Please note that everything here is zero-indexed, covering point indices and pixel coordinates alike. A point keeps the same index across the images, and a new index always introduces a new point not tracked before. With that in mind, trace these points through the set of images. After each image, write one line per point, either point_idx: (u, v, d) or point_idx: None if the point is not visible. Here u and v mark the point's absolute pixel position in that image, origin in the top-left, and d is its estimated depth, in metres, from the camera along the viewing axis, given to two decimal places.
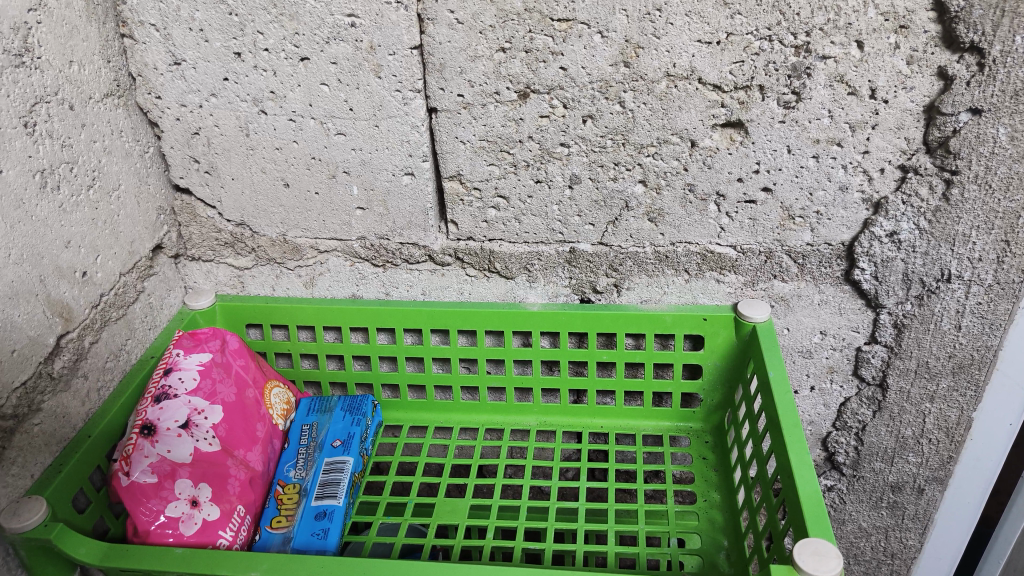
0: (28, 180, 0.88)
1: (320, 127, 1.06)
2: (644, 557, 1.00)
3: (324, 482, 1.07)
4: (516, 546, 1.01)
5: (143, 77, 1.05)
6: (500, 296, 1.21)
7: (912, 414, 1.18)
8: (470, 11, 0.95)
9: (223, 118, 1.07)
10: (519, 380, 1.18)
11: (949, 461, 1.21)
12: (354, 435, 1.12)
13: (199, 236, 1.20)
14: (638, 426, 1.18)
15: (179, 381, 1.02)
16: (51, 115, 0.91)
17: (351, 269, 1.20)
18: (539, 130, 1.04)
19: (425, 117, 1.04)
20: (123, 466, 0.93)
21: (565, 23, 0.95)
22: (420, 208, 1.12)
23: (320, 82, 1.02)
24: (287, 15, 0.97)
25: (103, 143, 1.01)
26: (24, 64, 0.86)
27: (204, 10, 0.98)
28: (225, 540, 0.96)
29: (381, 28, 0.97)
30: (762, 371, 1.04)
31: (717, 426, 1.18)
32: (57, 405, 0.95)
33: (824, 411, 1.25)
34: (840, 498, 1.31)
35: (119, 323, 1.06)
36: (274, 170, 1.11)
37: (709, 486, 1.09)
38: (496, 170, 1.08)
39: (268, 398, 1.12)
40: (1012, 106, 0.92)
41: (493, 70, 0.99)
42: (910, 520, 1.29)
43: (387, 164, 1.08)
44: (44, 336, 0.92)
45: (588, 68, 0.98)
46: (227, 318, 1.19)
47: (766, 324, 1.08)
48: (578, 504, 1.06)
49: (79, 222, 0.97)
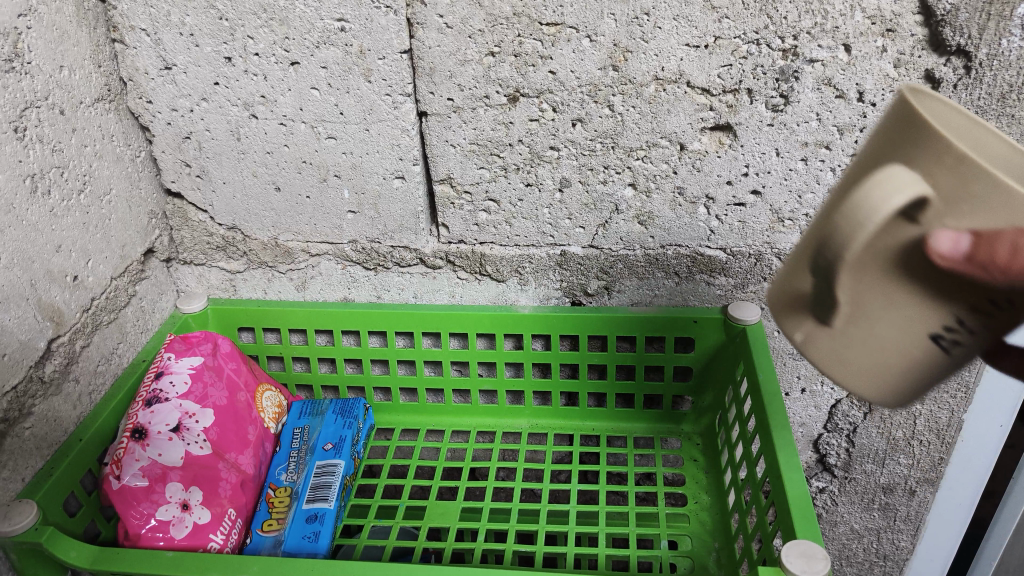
0: (19, 185, 0.88)
1: (310, 131, 1.06)
2: (635, 558, 1.00)
3: (316, 485, 1.07)
4: (508, 548, 1.01)
5: (135, 82, 1.05)
6: (492, 299, 1.22)
7: (903, 416, 1.19)
8: (459, 15, 0.95)
9: (215, 122, 1.07)
10: (510, 383, 1.18)
11: (940, 462, 1.22)
12: (345, 438, 1.13)
13: (191, 240, 1.20)
14: (629, 428, 1.19)
15: (171, 384, 1.02)
16: (41, 120, 0.91)
17: (343, 272, 1.21)
18: (529, 134, 1.04)
19: (415, 121, 1.04)
20: (114, 470, 0.93)
21: (554, 27, 0.95)
22: (411, 211, 1.12)
23: (310, 86, 1.02)
24: (277, 19, 0.97)
25: (94, 148, 1.01)
26: (13, 69, 0.86)
27: (194, 15, 0.98)
28: (217, 543, 0.96)
29: (371, 32, 0.97)
30: (752, 374, 1.04)
31: (708, 428, 1.18)
32: (48, 408, 0.95)
33: (816, 412, 1.24)
34: (832, 500, 1.33)
35: (111, 327, 1.06)
36: (266, 173, 1.11)
37: (700, 488, 1.10)
38: (486, 173, 1.08)
39: (260, 401, 1.13)
40: (999, 109, 0.93)
41: (482, 74, 1.00)
42: (902, 521, 1.31)
43: (377, 168, 1.08)
44: (35, 339, 0.92)
45: (577, 72, 0.98)
46: (220, 321, 1.20)
47: (756, 326, 1.08)
48: (570, 506, 1.06)
49: (70, 227, 0.97)
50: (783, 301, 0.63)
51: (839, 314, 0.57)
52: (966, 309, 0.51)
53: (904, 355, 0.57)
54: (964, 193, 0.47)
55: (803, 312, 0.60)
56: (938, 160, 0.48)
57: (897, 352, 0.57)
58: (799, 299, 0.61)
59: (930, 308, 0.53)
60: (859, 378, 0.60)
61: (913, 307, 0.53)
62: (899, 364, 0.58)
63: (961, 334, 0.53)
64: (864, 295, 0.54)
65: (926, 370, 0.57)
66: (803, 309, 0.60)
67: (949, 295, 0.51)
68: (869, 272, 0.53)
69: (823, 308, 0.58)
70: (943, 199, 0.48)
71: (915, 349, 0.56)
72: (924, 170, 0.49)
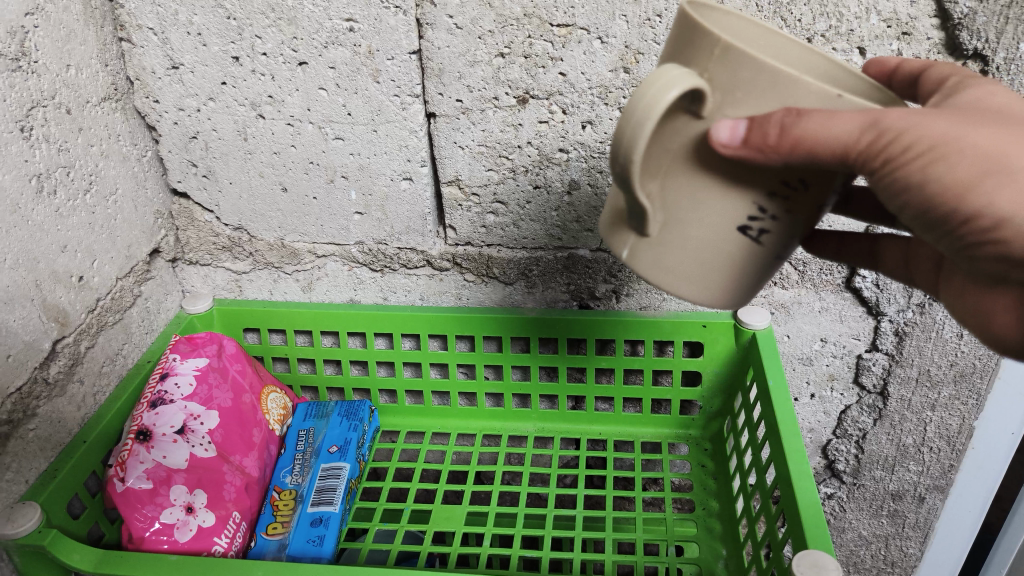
0: (25, 185, 0.87)
1: (318, 131, 1.05)
2: (642, 564, 0.99)
3: (320, 488, 1.06)
4: (514, 553, 0.99)
5: (142, 81, 1.04)
6: (498, 302, 1.21)
7: (913, 423, 1.18)
8: (469, 16, 0.94)
9: (222, 122, 1.06)
10: (517, 386, 1.17)
11: (950, 469, 1.21)
12: (351, 440, 1.12)
13: (197, 240, 1.20)
14: (636, 433, 1.18)
15: (175, 386, 1.01)
16: (48, 119, 0.90)
17: (349, 273, 1.21)
18: (538, 135, 1.03)
19: (424, 122, 1.03)
20: (118, 472, 0.92)
21: (565, 28, 0.94)
22: (418, 212, 1.12)
23: (318, 86, 1.01)
24: (286, 19, 0.96)
25: (100, 147, 1.00)
26: (20, 68, 0.85)
27: (201, 14, 0.97)
28: (221, 546, 0.95)
29: (380, 33, 0.96)
30: (762, 380, 1.02)
31: (716, 433, 1.17)
32: (52, 410, 0.94)
33: (825, 418, 1.24)
34: (840, 506, 1.32)
35: (116, 327, 1.06)
36: (272, 174, 1.10)
37: (708, 494, 1.09)
38: (494, 175, 1.07)
39: (265, 403, 1.13)
40: None
41: (491, 75, 0.99)
42: (910, 528, 1.29)
43: (385, 169, 1.08)
44: (40, 340, 0.91)
45: (588, 74, 0.97)
46: (225, 322, 1.20)
47: (766, 331, 1.07)
48: (576, 511, 1.05)
49: (76, 227, 0.97)
50: (610, 225, 0.66)
51: (655, 225, 0.60)
52: (764, 193, 0.56)
53: (720, 251, 0.61)
54: (736, 80, 0.52)
55: (626, 231, 0.63)
56: (704, 56, 0.52)
57: (714, 249, 0.60)
58: (620, 217, 0.64)
59: (732, 197, 0.57)
60: (687, 284, 0.63)
61: (717, 200, 0.58)
62: (720, 260, 0.61)
63: (765, 220, 0.58)
64: (671, 195, 0.58)
65: (743, 261, 0.61)
66: (625, 225, 0.63)
67: (743, 181, 0.56)
68: (668, 173, 0.57)
69: (638, 224, 0.60)
70: (718, 91, 0.52)
71: (728, 243, 0.60)
72: (701, 68, 0.53)
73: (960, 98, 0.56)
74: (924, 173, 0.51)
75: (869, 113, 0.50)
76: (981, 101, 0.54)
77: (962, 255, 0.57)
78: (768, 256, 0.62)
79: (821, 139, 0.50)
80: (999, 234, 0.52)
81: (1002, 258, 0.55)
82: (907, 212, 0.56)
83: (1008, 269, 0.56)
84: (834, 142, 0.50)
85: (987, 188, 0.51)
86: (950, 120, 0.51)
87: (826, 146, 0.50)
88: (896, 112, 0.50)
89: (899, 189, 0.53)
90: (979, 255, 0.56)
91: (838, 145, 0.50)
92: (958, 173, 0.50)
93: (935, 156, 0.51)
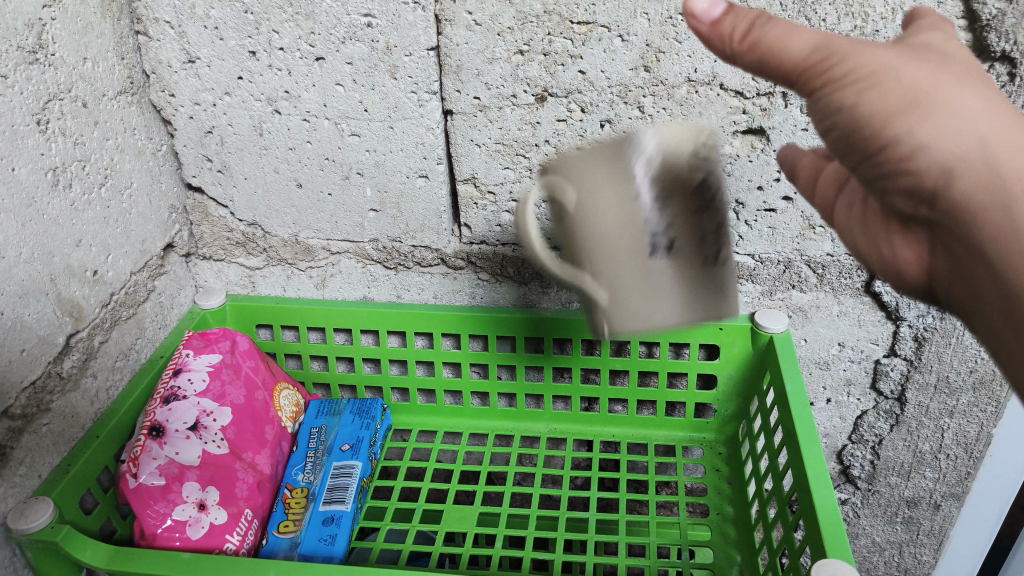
0: (40, 178, 0.87)
1: (334, 128, 1.04)
2: (654, 569, 0.98)
3: (332, 486, 1.06)
4: (526, 556, 0.99)
5: (157, 75, 1.04)
6: (512, 301, 1.20)
7: (930, 429, 1.17)
8: (489, 12, 0.93)
9: (237, 117, 1.05)
10: (530, 387, 1.16)
11: (966, 477, 1.20)
12: (363, 439, 1.11)
13: (211, 235, 1.19)
14: (651, 436, 1.17)
15: (188, 382, 1.01)
16: (64, 112, 0.90)
17: (363, 271, 1.20)
18: (556, 134, 1.02)
19: (441, 119, 1.02)
20: (131, 468, 0.92)
21: (585, 26, 0.93)
22: (433, 210, 1.11)
23: (335, 82, 1.00)
24: (303, 14, 0.95)
25: (115, 141, 1.00)
26: (37, 60, 0.85)
27: (219, 8, 0.96)
28: (232, 544, 0.94)
29: (399, 29, 0.95)
30: (780, 384, 1.01)
31: (731, 437, 1.16)
32: (65, 405, 0.94)
33: (840, 424, 1.22)
34: (855, 512, 1.30)
35: (130, 322, 1.05)
36: (288, 170, 1.10)
37: (722, 499, 1.08)
38: (511, 174, 1.06)
39: (278, 400, 1.12)
40: None
41: (510, 73, 0.97)
42: (925, 535, 1.28)
43: (400, 167, 1.07)
44: (54, 335, 0.91)
45: (608, 72, 0.96)
46: (237, 317, 1.19)
47: (784, 335, 1.05)
48: (589, 514, 1.04)
49: (91, 220, 0.96)
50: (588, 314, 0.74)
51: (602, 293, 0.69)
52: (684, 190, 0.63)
53: (660, 277, 0.67)
54: (577, 175, 0.64)
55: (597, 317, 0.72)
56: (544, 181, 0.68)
57: (657, 281, 0.67)
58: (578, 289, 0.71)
59: (631, 228, 0.64)
60: (659, 318, 0.69)
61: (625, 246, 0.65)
62: (666, 287, 0.68)
63: (668, 236, 0.65)
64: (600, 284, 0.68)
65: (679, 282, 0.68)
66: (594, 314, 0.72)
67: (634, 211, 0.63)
68: (572, 231, 0.68)
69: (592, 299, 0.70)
70: (570, 186, 0.64)
71: (642, 239, 0.65)
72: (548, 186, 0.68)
73: (916, 35, 0.55)
74: (858, 97, 0.51)
75: (824, 34, 0.52)
76: (930, 41, 0.54)
77: (875, 186, 0.56)
78: (696, 262, 0.67)
79: (778, 49, 0.52)
80: (912, 164, 0.51)
81: (912, 193, 0.53)
82: (833, 136, 0.55)
83: (916, 206, 0.54)
84: (788, 53, 0.52)
85: (908, 120, 0.50)
86: (894, 53, 0.51)
87: (781, 57, 0.53)
88: (845, 38, 0.52)
89: (833, 109, 0.52)
90: (891, 188, 0.54)
91: (792, 60, 0.52)
92: (887, 101, 0.50)
93: (873, 82, 0.50)
